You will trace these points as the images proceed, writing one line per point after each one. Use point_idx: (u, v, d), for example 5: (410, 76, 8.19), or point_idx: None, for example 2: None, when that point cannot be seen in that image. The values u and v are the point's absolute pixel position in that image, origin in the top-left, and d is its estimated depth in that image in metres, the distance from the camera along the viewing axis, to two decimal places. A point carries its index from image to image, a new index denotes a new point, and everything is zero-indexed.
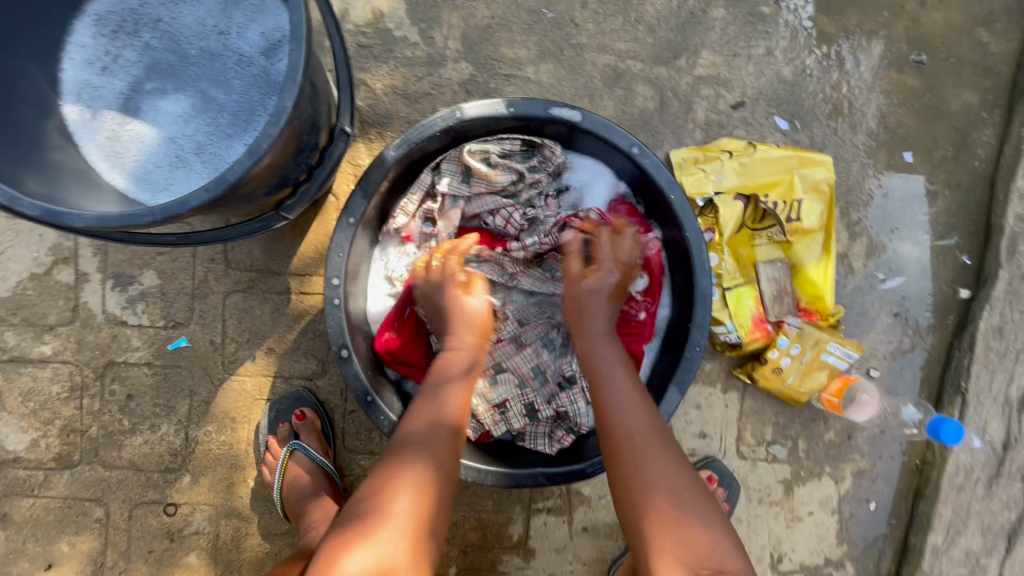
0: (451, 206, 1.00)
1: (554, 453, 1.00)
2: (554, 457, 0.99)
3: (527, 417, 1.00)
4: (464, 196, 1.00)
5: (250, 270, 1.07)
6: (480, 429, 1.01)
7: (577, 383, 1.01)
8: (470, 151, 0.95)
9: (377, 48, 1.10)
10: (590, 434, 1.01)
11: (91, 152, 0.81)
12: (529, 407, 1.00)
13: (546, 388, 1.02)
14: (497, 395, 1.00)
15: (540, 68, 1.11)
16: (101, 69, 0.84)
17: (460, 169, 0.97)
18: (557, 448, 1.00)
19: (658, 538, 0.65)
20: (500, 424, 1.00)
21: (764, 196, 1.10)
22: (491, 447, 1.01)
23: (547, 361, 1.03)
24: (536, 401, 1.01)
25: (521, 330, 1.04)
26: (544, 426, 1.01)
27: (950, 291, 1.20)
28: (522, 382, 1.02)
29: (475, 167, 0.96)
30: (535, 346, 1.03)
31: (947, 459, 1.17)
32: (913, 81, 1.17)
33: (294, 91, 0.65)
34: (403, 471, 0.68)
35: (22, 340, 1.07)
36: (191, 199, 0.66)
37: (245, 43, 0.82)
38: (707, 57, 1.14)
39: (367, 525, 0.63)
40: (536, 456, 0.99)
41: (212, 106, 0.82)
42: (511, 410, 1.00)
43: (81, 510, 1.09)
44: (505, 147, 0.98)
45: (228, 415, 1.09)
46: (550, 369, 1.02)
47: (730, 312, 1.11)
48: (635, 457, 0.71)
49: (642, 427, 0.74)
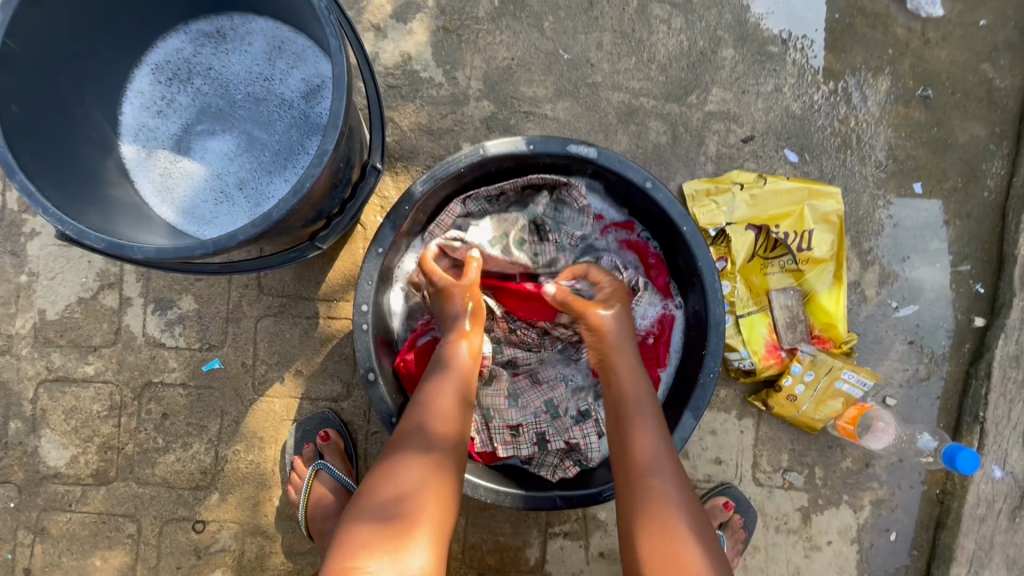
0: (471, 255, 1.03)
1: (556, 481, 1.01)
2: (554, 483, 1.01)
3: (538, 446, 1.03)
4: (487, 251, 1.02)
5: (282, 295, 1.13)
6: (488, 445, 1.03)
7: (590, 416, 1.05)
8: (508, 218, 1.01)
9: (404, 88, 1.17)
10: (597, 467, 1.03)
11: (145, 188, 0.89)
12: (540, 436, 1.03)
13: (559, 422, 1.04)
14: (514, 416, 1.03)
15: (558, 106, 1.18)
16: (156, 112, 0.91)
17: (490, 223, 1.03)
18: (559, 476, 1.02)
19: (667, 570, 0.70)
20: (510, 445, 1.03)
21: (775, 226, 1.13)
22: (505, 472, 1.03)
23: (560, 397, 1.06)
24: (548, 431, 1.04)
25: (539, 367, 1.08)
26: (551, 455, 1.04)
27: (965, 320, 1.20)
28: (535, 412, 1.05)
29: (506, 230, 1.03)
30: (552, 382, 1.06)
31: (968, 489, 1.17)
32: (920, 114, 1.21)
33: (334, 135, 0.71)
34: (425, 473, 0.73)
35: (67, 361, 1.14)
36: (238, 234, 0.71)
37: (287, 88, 0.89)
38: (718, 94, 1.19)
39: (395, 524, 0.67)
40: (541, 481, 1.01)
41: (255, 145, 0.89)
42: (523, 436, 1.03)
43: (114, 525, 1.13)
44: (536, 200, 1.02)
45: (257, 435, 1.14)
46: (564, 404, 1.06)
47: (744, 340, 1.13)
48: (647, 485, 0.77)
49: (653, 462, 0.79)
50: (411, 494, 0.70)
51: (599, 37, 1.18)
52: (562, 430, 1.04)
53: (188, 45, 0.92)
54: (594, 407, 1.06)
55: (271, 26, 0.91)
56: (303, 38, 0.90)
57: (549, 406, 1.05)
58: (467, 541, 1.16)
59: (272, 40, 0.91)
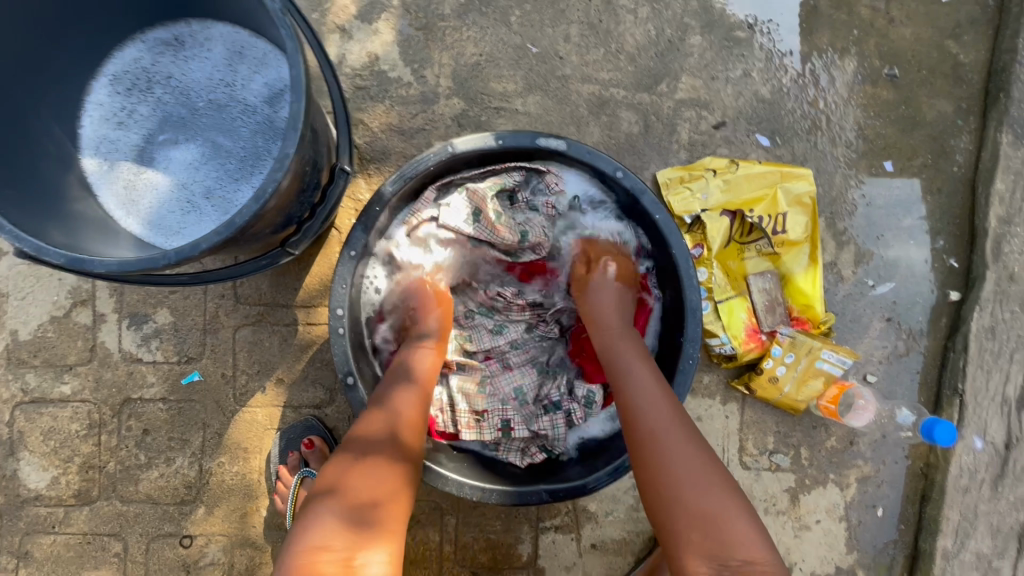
0: (452, 241, 1.03)
1: (523, 467, 1.02)
2: (522, 471, 1.02)
3: (501, 432, 1.02)
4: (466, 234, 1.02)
5: (259, 304, 1.12)
6: (451, 428, 1.02)
7: (562, 408, 1.03)
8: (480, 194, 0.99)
9: (373, 89, 1.16)
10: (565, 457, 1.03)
11: (109, 202, 0.87)
12: (505, 422, 1.02)
13: (525, 409, 1.04)
14: (480, 402, 1.03)
15: (528, 100, 1.17)
16: (116, 124, 0.90)
17: (458, 200, 1.00)
18: (527, 462, 1.03)
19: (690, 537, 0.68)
20: (473, 430, 1.01)
21: (749, 211, 1.13)
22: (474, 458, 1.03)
23: (530, 384, 1.06)
24: (513, 418, 1.02)
25: (510, 352, 1.08)
26: (517, 442, 1.03)
27: (940, 294, 1.22)
28: (502, 398, 1.04)
29: (480, 205, 0.99)
30: (521, 368, 1.07)
31: (951, 461, 1.18)
32: (887, 94, 1.22)
33: (295, 138, 0.70)
34: (389, 466, 0.74)
35: (43, 381, 1.12)
36: (202, 243, 0.70)
37: (249, 93, 0.88)
38: (687, 81, 1.19)
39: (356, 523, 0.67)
40: (507, 470, 1.01)
41: (220, 153, 0.88)
42: (487, 421, 1.02)
43: (99, 545, 1.12)
44: (513, 179, 1.02)
45: (241, 445, 1.13)
46: (532, 391, 1.06)
47: (724, 325, 1.13)
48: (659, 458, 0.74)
49: (662, 426, 0.77)
50: (372, 488, 0.71)
51: (566, 29, 1.18)
52: (529, 419, 1.03)
53: (146, 54, 0.91)
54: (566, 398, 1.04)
55: (230, 31, 0.90)
56: (262, 41, 0.88)
57: (518, 393, 1.05)
58: (459, 540, 1.16)
59: (231, 46, 0.89)
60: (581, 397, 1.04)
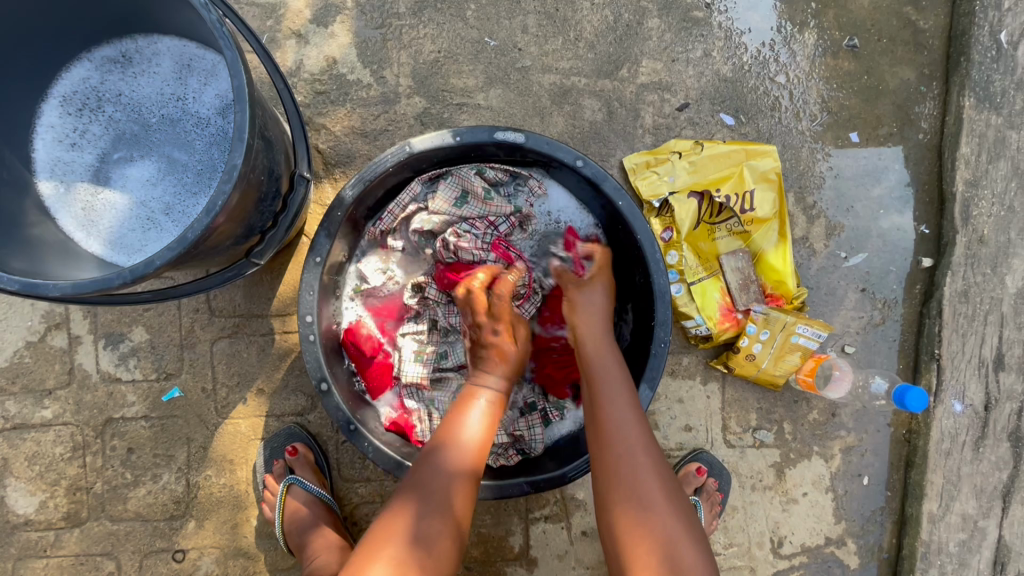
0: (445, 225, 1.02)
1: (496, 467, 1.03)
2: (496, 470, 1.03)
3: None
4: (458, 216, 1.02)
5: (234, 315, 1.12)
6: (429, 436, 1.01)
7: (537, 409, 1.05)
8: (470, 175, 1.01)
9: (333, 93, 1.16)
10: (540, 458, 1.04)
11: (67, 224, 0.87)
12: None
13: (505, 414, 1.04)
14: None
15: (490, 94, 1.17)
16: (70, 145, 0.89)
17: (447, 186, 1.01)
18: (502, 463, 1.03)
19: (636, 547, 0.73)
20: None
21: (716, 191, 1.14)
22: None
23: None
24: None
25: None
26: (496, 445, 1.03)
27: (913, 262, 1.22)
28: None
29: (467, 187, 1.01)
30: None
31: (932, 426, 1.19)
32: (849, 64, 1.21)
33: (242, 148, 0.70)
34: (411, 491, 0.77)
35: (23, 407, 1.12)
36: (156, 259, 0.70)
37: (201, 106, 0.88)
38: (648, 65, 1.19)
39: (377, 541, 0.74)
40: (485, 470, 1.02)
41: (176, 167, 0.88)
42: None
43: (93, 565, 1.12)
44: (496, 175, 1.03)
45: (226, 457, 1.13)
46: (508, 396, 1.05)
47: (698, 306, 1.14)
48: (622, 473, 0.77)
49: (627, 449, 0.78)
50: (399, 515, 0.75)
51: (523, 20, 1.17)
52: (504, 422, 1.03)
53: (94, 73, 0.90)
54: (541, 400, 1.07)
55: (177, 44, 0.89)
56: (211, 53, 0.88)
57: None
58: None
59: (180, 59, 0.89)
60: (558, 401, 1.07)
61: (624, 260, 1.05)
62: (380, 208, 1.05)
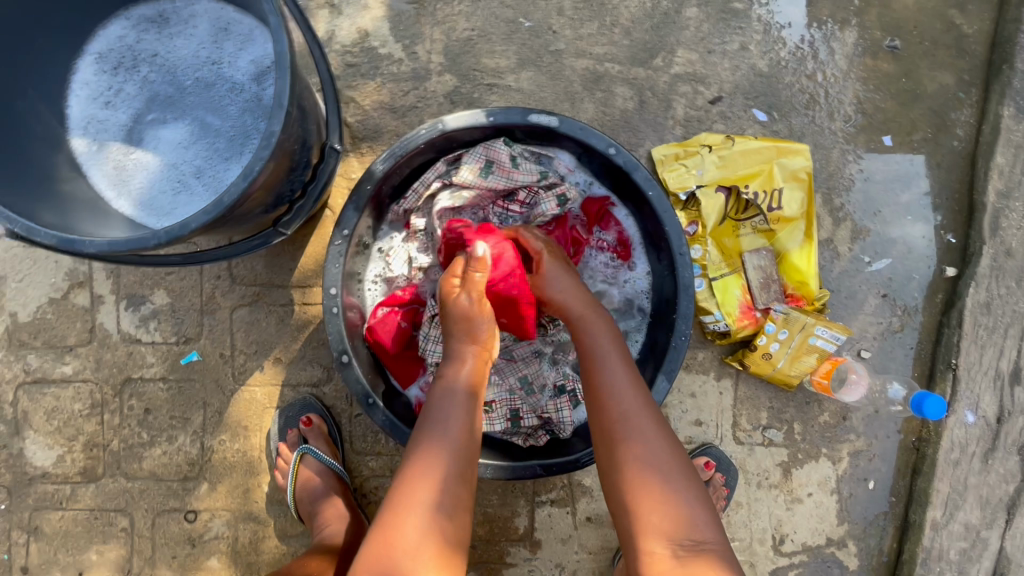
0: (476, 198, 1.02)
1: (526, 447, 1.03)
2: (525, 450, 1.03)
3: (510, 421, 1.01)
4: (484, 187, 1.00)
5: (255, 284, 1.13)
6: None
7: (566, 391, 1.04)
8: (496, 147, 0.98)
9: (363, 66, 1.14)
10: (569, 440, 1.03)
11: (99, 181, 0.87)
12: (514, 412, 1.02)
13: (534, 398, 1.03)
14: (487, 393, 1.02)
15: (521, 76, 1.15)
16: (104, 103, 0.89)
17: (472, 157, 0.99)
18: (531, 444, 1.03)
19: (645, 517, 0.67)
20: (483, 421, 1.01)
21: (744, 187, 1.13)
22: (488, 441, 1.04)
23: (534, 372, 1.05)
24: (521, 407, 1.02)
25: (515, 344, 1.05)
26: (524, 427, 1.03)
27: (937, 271, 1.22)
28: (509, 388, 1.04)
29: (491, 157, 0.99)
30: (526, 358, 1.05)
31: (942, 435, 1.20)
32: (888, 66, 1.19)
33: (281, 116, 0.70)
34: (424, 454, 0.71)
35: (44, 362, 1.13)
36: (191, 223, 0.70)
37: (236, 71, 0.88)
38: (684, 55, 1.17)
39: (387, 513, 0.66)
40: (513, 449, 1.03)
41: (209, 132, 0.87)
42: (496, 411, 1.01)
43: (107, 520, 1.14)
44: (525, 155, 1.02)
45: (241, 424, 1.14)
46: (539, 379, 1.05)
47: (718, 302, 1.14)
48: (627, 437, 0.72)
49: (633, 409, 0.74)
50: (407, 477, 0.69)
51: (560, 3, 1.16)
52: (534, 404, 1.03)
53: (131, 32, 0.90)
54: (571, 382, 1.05)
55: (215, 8, 0.89)
56: (249, 18, 0.88)
57: (524, 381, 1.04)
58: None
59: (217, 23, 0.89)
60: None
61: (648, 252, 1.05)
62: (403, 186, 1.04)
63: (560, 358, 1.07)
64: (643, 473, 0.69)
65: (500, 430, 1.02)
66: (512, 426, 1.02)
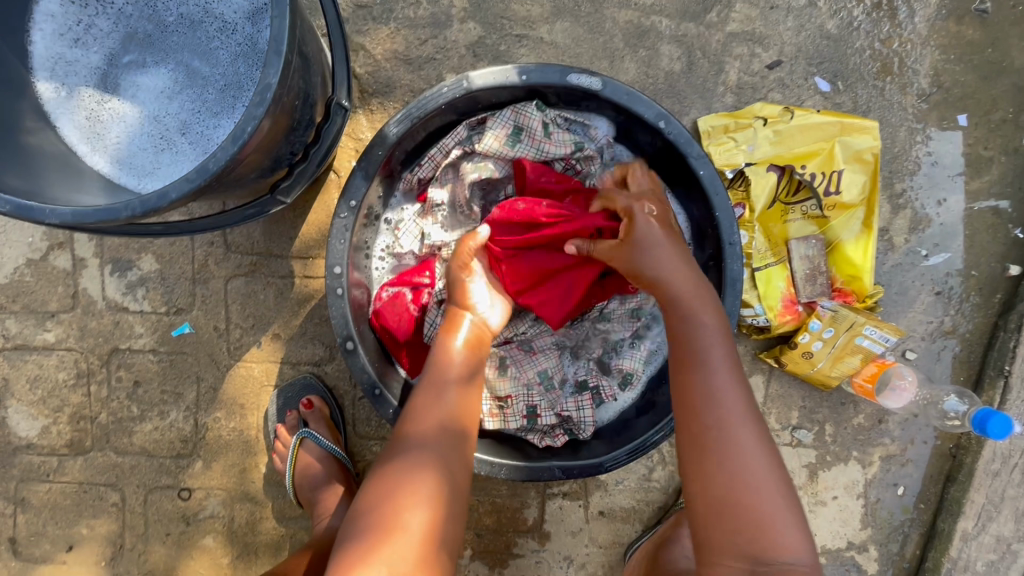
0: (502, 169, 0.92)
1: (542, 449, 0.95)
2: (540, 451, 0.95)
3: (527, 418, 0.94)
4: (512, 156, 0.90)
5: (252, 253, 1.03)
6: None
7: (589, 388, 0.96)
8: (526, 111, 0.87)
9: (376, 8, 1.00)
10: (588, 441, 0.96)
11: (68, 133, 0.75)
12: (531, 409, 0.94)
13: (553, 394, 0.95)
14: (503, 388, 0.95)
15: (556, 27, 1.01)
16: (73, 41, 0.77)
17: (499, 121, 0.88)
18: (547, 444, 0.95)
19: (713, 532, 0.62)
20: (498, 417, 0.95)
21: (800, 167, 1.00)
22: (501, 437, 0.96)
23: (555, 367, 0.96)
24: (539, 404, 0.94)
25: (534, 334, 0.97)
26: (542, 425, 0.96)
27: (999, 269, 1.10)
28: (527, 383, 0.95)
29: (522, 122, 0.87)
30: (547, 351, 0.96)
31: (984, 445, 1.12)
32: (973, 33, 1.05)
33: (278, 65, 0.58)
34: (419, 471, 0.65)
35: (24, 328, 1.05)
36: (171, 192, 0.60)
37: (227, 9, 0.75)
38: (741, 11, 1.02)
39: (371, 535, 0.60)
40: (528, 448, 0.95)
41: (195, 80, 0.75)
42: (511, 407, 0.95)
43: (96, 494, 1.09)
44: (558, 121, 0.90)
45: (236, 402, 1.07)
46: (559, 374, 0.96)
47: (760, 294, 1.04)
48: (713, 446, 0.63)
49: (732, 412, 0.64)
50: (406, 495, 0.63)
51: None
52: (554, 401, 0.95)
53: None
54: (596, 379, 0.96)
55: None
56: None
57: (544, 375, 0.95)
58: None
59: None
60: (619, 375, 0.96)
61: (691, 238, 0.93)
62: (418, 152, 0.93)
63: (585, 352, 0.98)
64: (733, 484, 0.62)
65: (516, 428, 0.95)
66: (529, 424, 0.95)
